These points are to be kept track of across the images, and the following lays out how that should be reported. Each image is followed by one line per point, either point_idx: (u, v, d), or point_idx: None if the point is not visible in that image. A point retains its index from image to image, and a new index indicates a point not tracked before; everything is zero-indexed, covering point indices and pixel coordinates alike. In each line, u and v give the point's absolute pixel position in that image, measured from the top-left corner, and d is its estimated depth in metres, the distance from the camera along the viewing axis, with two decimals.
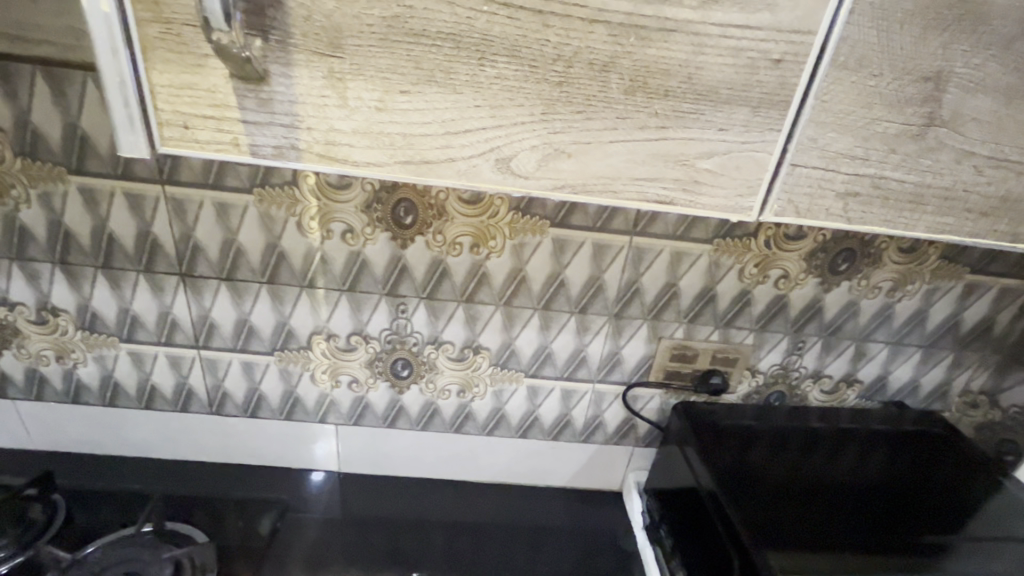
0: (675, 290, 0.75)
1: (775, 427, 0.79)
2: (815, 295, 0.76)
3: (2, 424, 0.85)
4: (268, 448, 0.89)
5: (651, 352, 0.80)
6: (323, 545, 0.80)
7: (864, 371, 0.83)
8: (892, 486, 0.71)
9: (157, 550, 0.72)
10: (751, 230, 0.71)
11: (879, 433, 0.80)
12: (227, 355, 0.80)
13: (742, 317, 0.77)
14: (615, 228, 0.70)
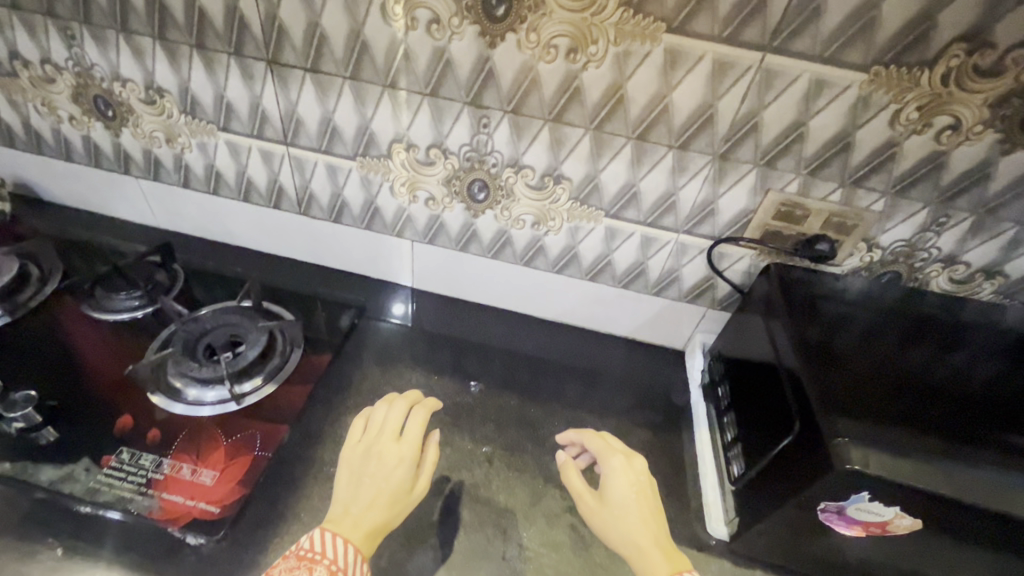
0: (801, 131, 0.63)
1: (878, 314, 0.70)
2: (986, 157, 0.61)
3: (129, 198, 0.95)
4: (348, 254, 0.94)
5: (752, 206, 0.71)
6: (393, 347, 0.87)
7: (1014, 264, 0.69)
8: (1014, 392, 0.62)
9: (255, 319, 0.82)
10: (931, 57, 0.55)
11: (1010, 338, 0.69)
12: (313, 156, 0.81)
13: (877, 176, 0.65)
14: (745, 37, 0.58)
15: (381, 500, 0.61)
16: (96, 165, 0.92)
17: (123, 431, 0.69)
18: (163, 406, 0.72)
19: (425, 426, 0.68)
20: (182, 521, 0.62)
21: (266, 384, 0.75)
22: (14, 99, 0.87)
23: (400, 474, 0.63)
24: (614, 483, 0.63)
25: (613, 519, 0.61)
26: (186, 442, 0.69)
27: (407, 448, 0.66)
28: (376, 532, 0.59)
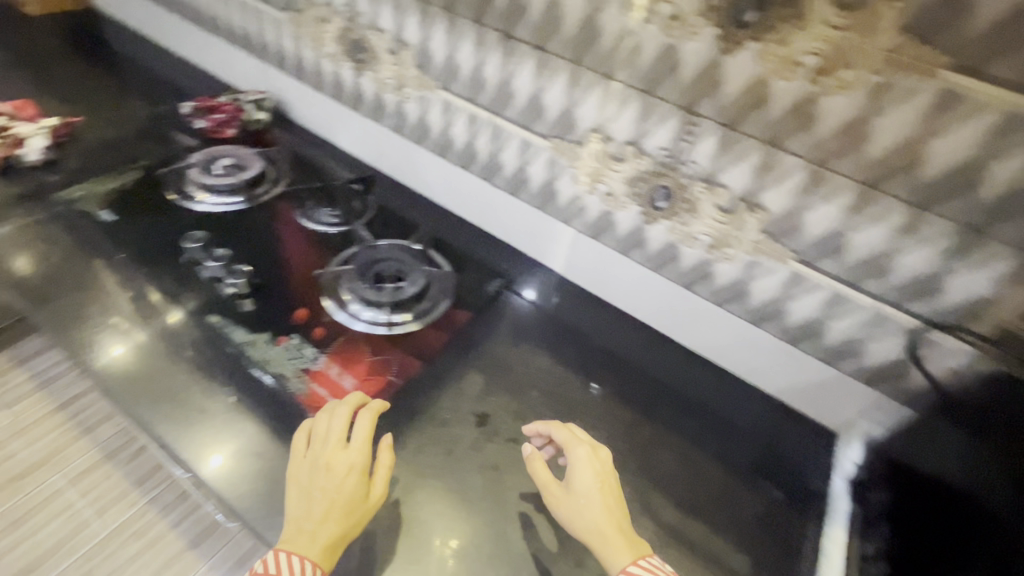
0: None
1: None
2: None
3: (352, 132, 1.09)
4: (513, 227, 0.96)
5: (987, 295, 0.59)
6: (528, 324, 0.88)
7: None
8: None
9: (418, 262, 0.90)
10: None
11: None
12: (515, 131, 0.85)
13: None
14: None
15: (335, 512, 0.59)
16: (338, 100, 1.07)
17: (298, 322, 0.80)
18: (330, 310, 0.82)
19: (369, 436, 0.65)
20: (321, 411, 0.70)
21: (413, 321, 0.82)
22: (299, 32, 1.04)
23: (339, 495, 0.60)
24: (578, 474, 0.64)
25: (576, 508, 0.61)
26: (353, 345, 0.78)
27: (345, 456, 0.63)
28: (334, 547, 0.58)
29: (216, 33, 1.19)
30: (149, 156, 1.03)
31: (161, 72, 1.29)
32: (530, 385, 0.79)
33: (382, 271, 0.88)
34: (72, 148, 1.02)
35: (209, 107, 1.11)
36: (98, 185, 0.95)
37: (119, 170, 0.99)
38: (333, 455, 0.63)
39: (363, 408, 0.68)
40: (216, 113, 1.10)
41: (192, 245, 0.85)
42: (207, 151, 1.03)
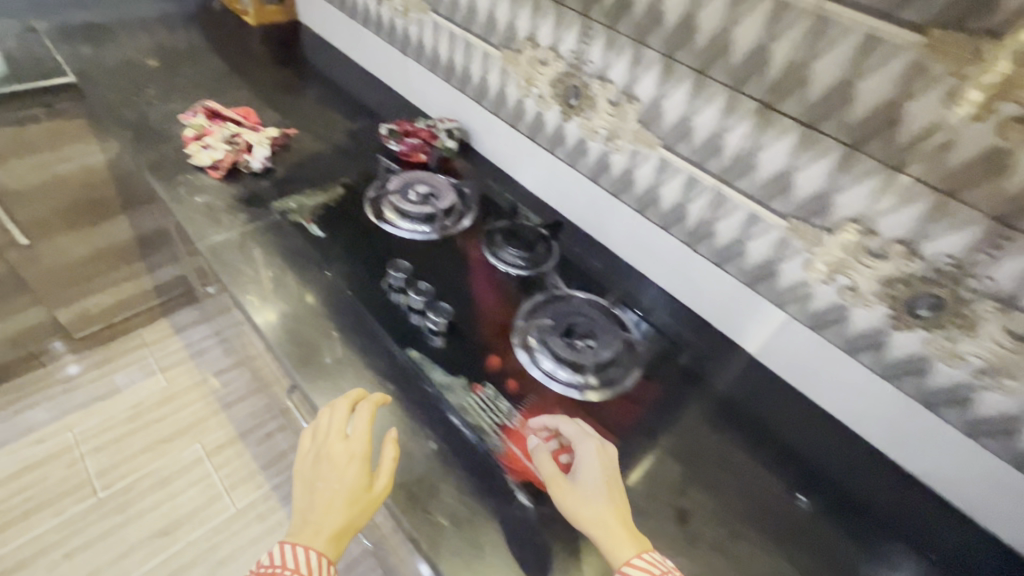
0: None
1: None
2: None
3: (539, 170, 1.07)
4: (707, 296, 0.90)
5: None
6: (718, 410, 0.81)
7: None
8: None
9: (614, 325, 0.86)
10: None
11: None
12: (745, 204, 0.78)
13: None
14: None
15: (338, 502, 0.61)
16: (532, 139, 1.05)
17: (492, 370, 0.78)
18: (522, 358, 0.80)
19: (370, 424, 0.66)
20: (519, 475, 0.67)
21: (604, 390, 0.78)
22: (507, 69, 1.03)
23: (340, 490, 0.61)
24: (585, 469, 0.62)
25: (583, 500, 0.60)
26: (546, 407, 0.75)
27: (343, 446, 0.64)
28: (337, 536, 0.59)
29: (414, 58, 1.22)
30: (350, 173, 1.07)
31: (354, 89, 1.35)
32: (728, 483, 0.72)
33: (574, 322, 0.85)
34: (284, 157, 1.07)
35: (405, 131, 1.14)
36: (307, 198, 0.99)
37: (326, 185, 1.03)
38: (333, 445, 0.65)
39: (363, 400, 0.69)
40: (412, 138, 1.13)
41: (393, 272, 0.86)
42: (401, 175, 1.05)
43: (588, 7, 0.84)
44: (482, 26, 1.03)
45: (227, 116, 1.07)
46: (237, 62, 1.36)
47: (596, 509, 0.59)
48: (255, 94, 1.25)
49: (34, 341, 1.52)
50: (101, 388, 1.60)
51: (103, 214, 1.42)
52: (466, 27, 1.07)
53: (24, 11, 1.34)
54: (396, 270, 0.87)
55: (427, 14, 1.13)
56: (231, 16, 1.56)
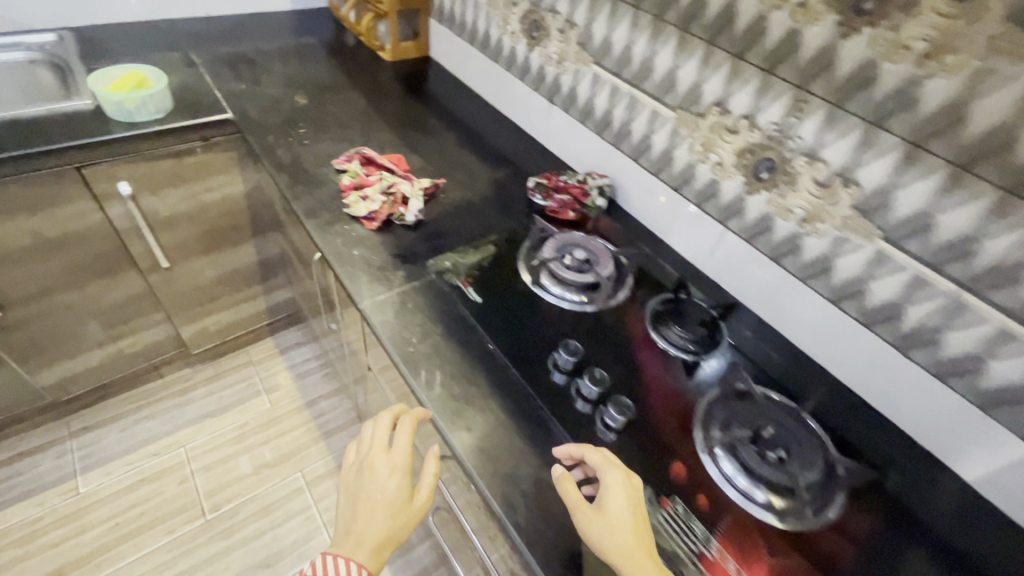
0: None
1: None
2: None
3: (703, 238, 0.99)
4: (915, 409, 0.78)
5: None
6: (942, 554, 0.68)
7: None
8: None
9: (813, 438, 0.75)
10: None
11: None
12: (995, 318, 0.67)
13: None
14: None
15: (382, 512, 0.72)
16: (698, 205, 0.98)
17: (678, 478, 0.69)
18: (705, 463, 0.71)
19: (410, 440, 0.77)
20: None
21: (807, 519, 0.67)
22: (679, 131, 0.95)
23: (378, 491, 0.73)
24: (612, 498, 0.61)
25: (606, 527, 0.59)
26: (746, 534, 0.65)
27: (388, 462, 0.76)
28: (378, 547, 0.69)
29: (563, 107, 1.18)
30: (498, 229, 1.03)
31: (490, 131, 1.31)
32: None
33: (767, 427, 0.74)
34: (433, 207, 1.04)
35: (554, 186, 1.08)
36: (460, 256, 0.95)
37: (477, 242, 0.98)
38: (376, 456, 0.77)
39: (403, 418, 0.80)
40: (562, 194, 1.07)
41: (561, 353, 0.79)
42: (552, 237, 0.98)
43: (807, 78, 0.74)
44: (654, 83, 0.96)
45: (382, 163, 1.06)
46: (375, 99, 1.36)
47: (619, 541, 0.58)
48: (396, 134, 1.23)
49: (157, 355, 1.57)
50: (211, 404, 1.63)
51: (234, 240, 1.45)
52: (633, 82, 1.00)
53: (183, 43, 1.40)
54: (564, 349, 0.80)
55: (587, 64, 1.07)
56: (364, 49, 1.57)
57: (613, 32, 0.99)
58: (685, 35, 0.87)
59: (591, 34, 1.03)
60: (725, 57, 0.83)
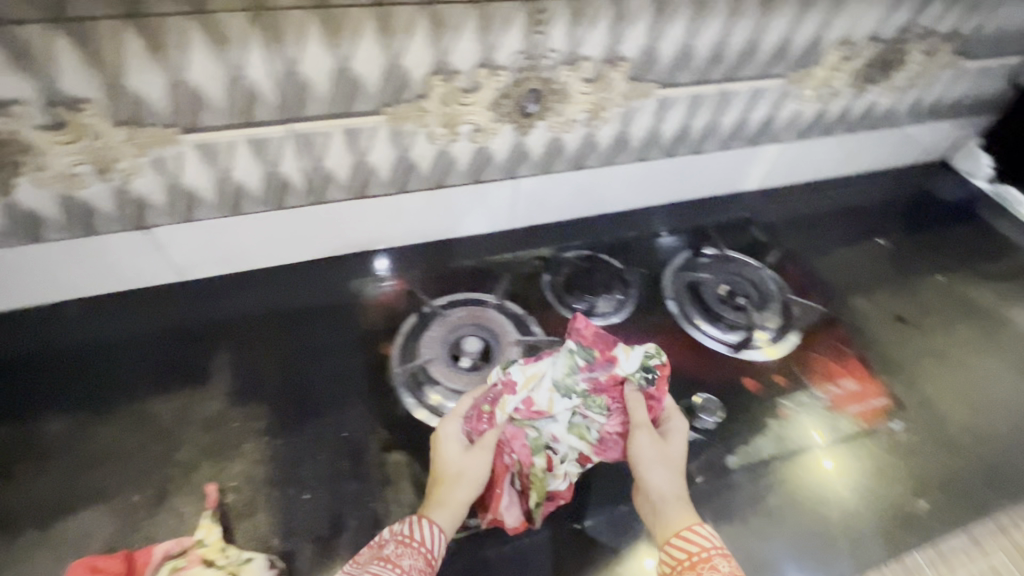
0: None
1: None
2: None
3: (495, 203, 0.82)
4: (716, 178, 0.94)
5: None
6: (799, 237, 0.95)
7: None
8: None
9: (732, 264, 0.83)
10: None
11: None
12: (746, 86, 0.78)
13: None
14: None
15: (446, 476, 0.57)
16: (474, 181, 0.77)
17: (761, 388, 0.72)
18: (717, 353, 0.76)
19: (449, 449, 0.58)
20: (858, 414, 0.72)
21: (781, 338, 0.77)
22: (403, 131, 0.66)
23: (456, 456, 0.58)
24: (674, 438, 0.61)
25: (662, 469, 0.59)
26: (813, 363, 0.75)
27: (464, 440, 0.60)
28: (444, 505, 0.55)
29: (179, 218, 0.66)
30: (358, 431, 0.64)
31: (84, 346, 0.68)
32: (875, 274, 0.90)
33: (722, 283, 0.81)
34: (262, 528, 0.56)
35: (636, 390, 0.62)
36: (398, 515, 0.58)
37: (379, 474, 0.61)
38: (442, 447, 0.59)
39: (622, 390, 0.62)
40: (668, 412, 0.63)
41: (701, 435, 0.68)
42: (432, 362, 0.68)
43: None
44: (322, 99, 0.60)
45: None
46: None
47: (662, 475, 0.58)
48: None
49: None
50: None
51: None
52: (280, 117, 0.60)
53: None
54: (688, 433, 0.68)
55: (169, 141, 0.58)
56: None
57: (181, 69, 0.53)
58: (327, 12, 0.53)
59: (136, 97, 0.54)
60: (413, 11, 0.55)
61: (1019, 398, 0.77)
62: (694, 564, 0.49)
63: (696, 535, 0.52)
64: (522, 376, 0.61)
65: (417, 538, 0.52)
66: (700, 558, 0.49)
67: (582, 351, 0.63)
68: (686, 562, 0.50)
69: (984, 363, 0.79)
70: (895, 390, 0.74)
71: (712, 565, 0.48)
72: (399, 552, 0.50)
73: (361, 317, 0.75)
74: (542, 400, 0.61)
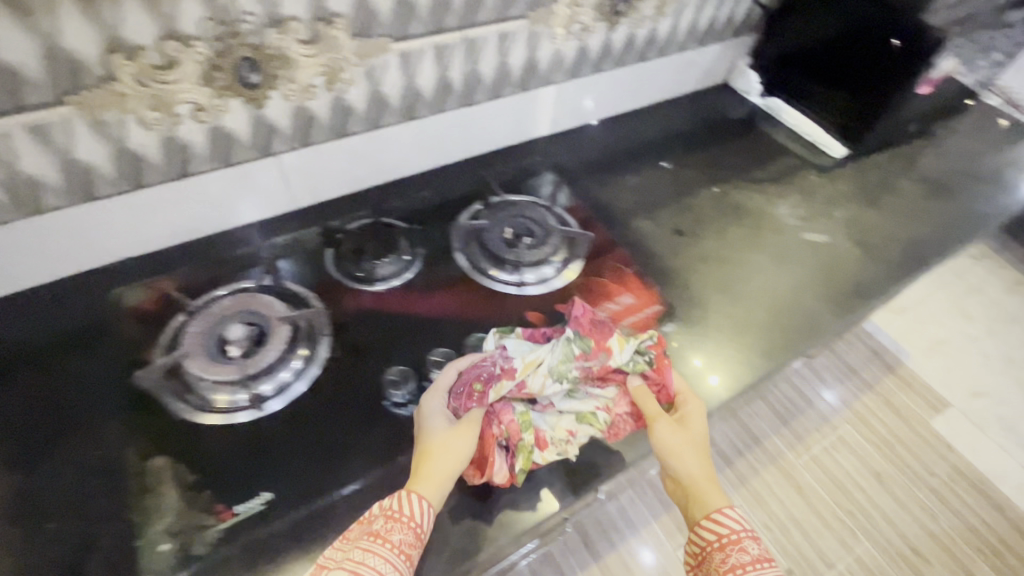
0: None
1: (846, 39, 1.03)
2: None
3: (265, 185, 0.79)
4: (503, 127, 0.96)
5: None
6: (591, 173, 0.99)
7: None
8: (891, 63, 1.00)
9: (518, 207, 0.85)
10: None
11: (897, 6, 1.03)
12: (490, 30, 0.79)
13: None
14: None
15: (448, 446, 0.58)
16: (226, 164, 0.73)
17: (544, 320, 0.75)
18: (513, 292, 0.78)
19: (441, 429, 0.59)
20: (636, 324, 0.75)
21: (569, 265, 0.81)
22: (106, 121, 0.61)
23: (442, 440, 0.58)
24: (694, 421, 0.64)
25: (685, 448, 0.61)
26: (594, 285, 0.79)
27: (446, 425, 0.59)
28: (437, 480, 0.55)
29: None
30: (116, 445, 0.60)
31: None
32: (657, 194, 0.96)
33: (509, 226, 0.83)
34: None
35: (639, 381, 0.65)
36: (157, 520, 0.55)
37: (138, 483, 0.57)
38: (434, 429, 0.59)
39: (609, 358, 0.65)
40: (675, 383, 0.66)
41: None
42: (198, 359, 0.64)
43: None
44: None
45: None
46: None
47: (692, 459, 0.60)
48: None
49: None
50: None
51: None
52: None
53: None
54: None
55: None
56: None
57: None
58: None
59: None
60: None
61: (777, 281, 0.85)
62: (725, 545, 0.54)
63: (728, 517, 0.56)
64: (522, 362, 0.63)
65: (408, 515, 0.52)
66: (730, 541, 0.54)
67: (577, 341, 0.65)
68: (716, 543, 0.54)
69: (747, 257, 0.88)
70: (670, 297, 0.80)
71: (742, 547, 0.54)
72: (392, 530, 0.51)
73: (123, 328, 0.69)
74: (538, 384, 0.63)
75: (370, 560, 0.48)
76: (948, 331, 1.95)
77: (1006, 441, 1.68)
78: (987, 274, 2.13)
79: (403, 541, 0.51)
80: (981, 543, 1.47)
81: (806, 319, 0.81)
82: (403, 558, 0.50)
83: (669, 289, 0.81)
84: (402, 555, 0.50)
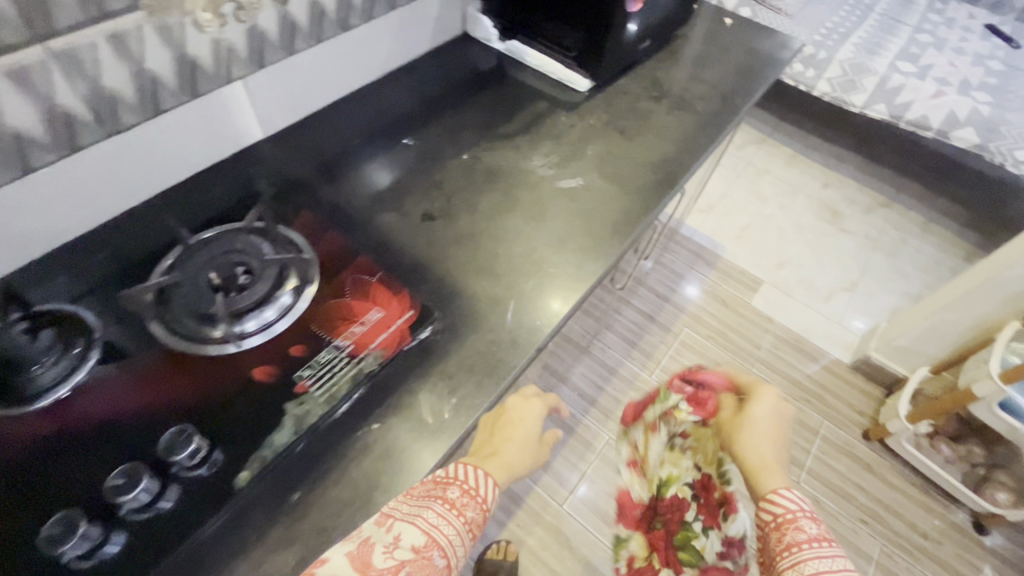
0: None
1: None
2: None
3: None
4: (192, 146, 0.79)
5: None
6: (324, 173, 0.87)
7: None
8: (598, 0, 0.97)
9: (222, 242, 0.71)
10: None
11: None
12: (89, 34, 0.60)
13: None
14: None
15: (527, 448, 0.68)
16: None
17: (275, 373, 0.62)
18: (243, 347, 0.64)
19: (534, 423, 0.71)
20: (387, 341, 0.66)
21: (302, 288, 0.69)
22: None
23: (527, 432, 0.70)
24: (761, 416, 0.85)
25: (751, 433, 0.85)
26: (334, 309, 0.68)
27: (538, 419, 0.72)
28: (503, 466, 0.64)
29: None
30: None
31: None
32: (400, 179, 0.87)
33: (213, 270, 0.68)
34: None
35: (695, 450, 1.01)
36: None
37: None
38: (528, 425, 0.71)
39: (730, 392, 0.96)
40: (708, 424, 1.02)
41: (214, 460, 0.56)
42: None
43: None
44: None
45: None
46: None
47: (764, 446, 0.83)
48: None
49: None
50: None
51: None
52: None
53: None
54: (192, 466, 0.55)
55: None
56: None
57: None
58: None
59: None
60: None
61: (536, 242, 0.81)
62: (780, 523, 0.74)
63: (786, 499, 0.75)
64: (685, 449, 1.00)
65: (483, 492, 0.58)
66: (786, 519, 0.74)
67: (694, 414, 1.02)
68: (775, 521, 0.74)
69: (504, 224, 0.82)
70: (423, 297, 0.72)
71: (798, 527, 0.72)
72: (458, 496, 0.56)
73: None
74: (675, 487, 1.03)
75: (442, 528, 0.53)
76: (750, 216, 2.16)
77: (810, 299, 1.92)
78: (770, 155, 2.38)
79: (472, 518, 0.56)
80: (807, 394, 1.69)
81: (570, 273, 0.78)
82: (466, 533, 0.55)
83: (422, 285, 0.73)
84: (469, 531, 0.56)
